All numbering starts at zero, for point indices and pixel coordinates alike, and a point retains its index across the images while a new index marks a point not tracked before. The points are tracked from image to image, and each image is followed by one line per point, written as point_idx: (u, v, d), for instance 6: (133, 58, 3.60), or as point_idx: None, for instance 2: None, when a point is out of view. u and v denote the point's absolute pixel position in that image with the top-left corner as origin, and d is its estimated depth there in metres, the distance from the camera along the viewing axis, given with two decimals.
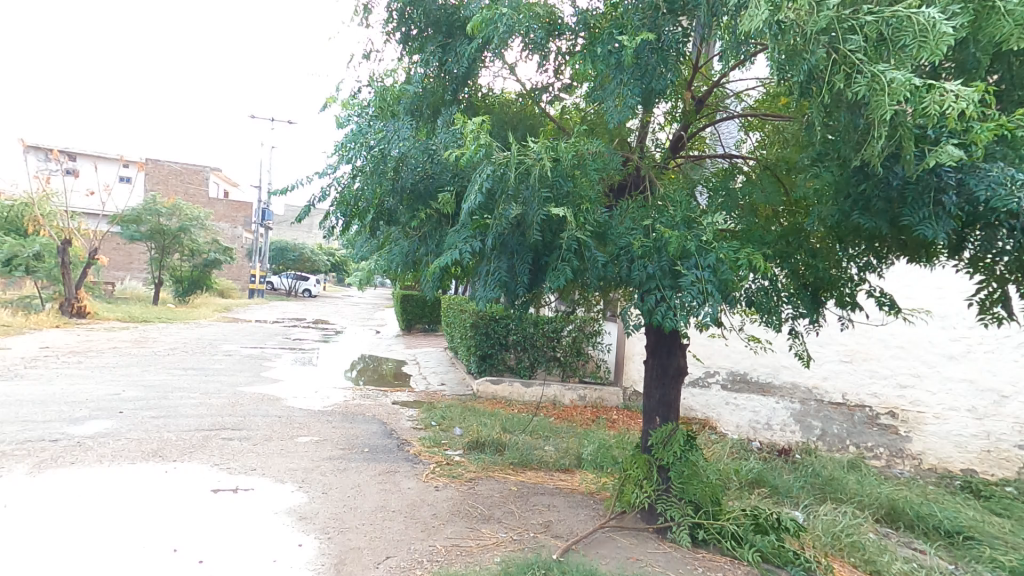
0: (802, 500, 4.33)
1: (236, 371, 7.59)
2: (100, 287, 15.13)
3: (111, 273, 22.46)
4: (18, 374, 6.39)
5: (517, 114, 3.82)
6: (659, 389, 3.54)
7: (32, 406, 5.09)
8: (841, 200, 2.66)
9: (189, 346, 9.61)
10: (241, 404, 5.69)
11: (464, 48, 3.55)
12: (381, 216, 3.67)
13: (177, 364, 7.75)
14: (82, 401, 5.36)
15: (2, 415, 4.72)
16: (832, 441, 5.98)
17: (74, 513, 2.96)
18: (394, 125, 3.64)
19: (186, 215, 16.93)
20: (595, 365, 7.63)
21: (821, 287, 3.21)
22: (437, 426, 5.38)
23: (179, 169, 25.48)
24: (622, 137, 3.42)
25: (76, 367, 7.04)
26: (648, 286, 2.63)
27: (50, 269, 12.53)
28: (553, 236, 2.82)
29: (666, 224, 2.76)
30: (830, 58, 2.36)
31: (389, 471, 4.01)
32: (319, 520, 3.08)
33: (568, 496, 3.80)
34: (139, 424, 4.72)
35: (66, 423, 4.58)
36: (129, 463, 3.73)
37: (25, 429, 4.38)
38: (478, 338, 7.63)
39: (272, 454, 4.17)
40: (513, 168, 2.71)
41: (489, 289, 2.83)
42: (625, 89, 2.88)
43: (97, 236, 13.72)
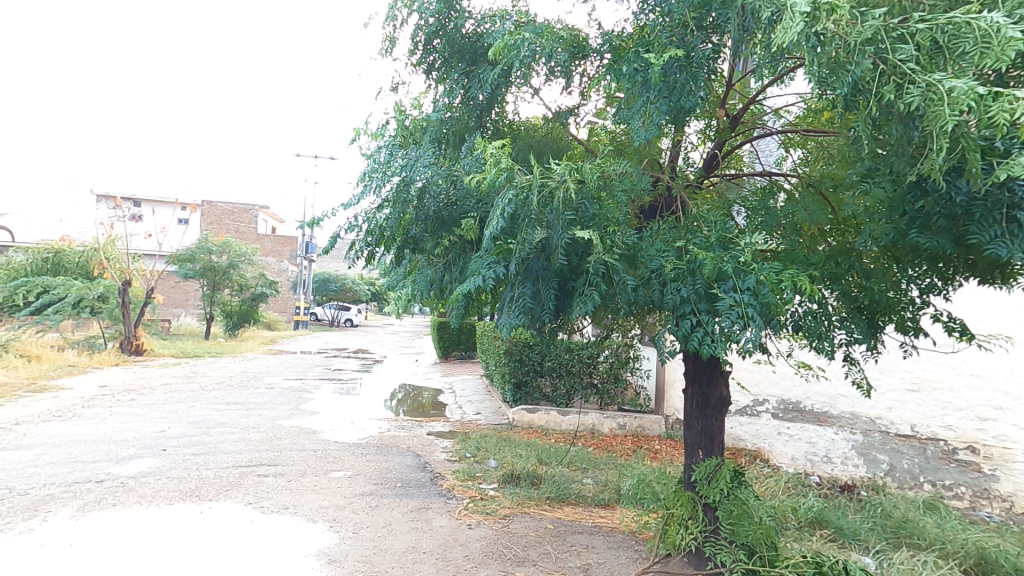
0: (872, 546, 3.96)
1: (276, 404, 7.70)
2: (157, 325, 15.88)
3: (169, 310, 23.63)
4: (75, 414, 6.68)
5: (544, 138, 3.85)
6: (700, 420, 3.34)
7: (84, 445, 5.28)
8: (896, 218, 2.44)
9: (235, 380, 9.88)
10: (279, 439, 5.74)
11: (488, 74, 3.61)
12: (407, 243, 3.72)
13: (222, 399, 7.95)
14: (130, 439, 5.53)
15: (56, 456, 4.90)
16: (903, 478, 5.45)
17: (110, 556, 2.98)
18: (418, 154, 3.66)
19: (235, 252, 17.69)
20: (634, 393, 7.36)
21: (878, 311, 2.97)
22: (472, 457, 5.28)
23: (231, 209, 26.80)
24: (652, 158, 3.32)
25: (129, 405, 7.31)
26: (683, 311, 2.49)
27: (113, 309, 13.16)
28: (579, 260, 2.73)
29: (700, 245, 2.63)
30: (877, 69, 2.21)
31: (422, 508, 3.90)
32: (349, 563, 3.00)
33: (609, 536, 3.59)
34: (179, 462, 4.81)
35: (112, 463, 4.72)
36: (167, 504, 3.77)
37: (75, 469, 4.52)
38: (512, 365, 7.51)
39: (306, 491, 4.14)
40: (536, 192, 2.64)
41: (514, 315, 2.77)
42: (651, 107, 2.81)
43: (155, 276, 14.48)
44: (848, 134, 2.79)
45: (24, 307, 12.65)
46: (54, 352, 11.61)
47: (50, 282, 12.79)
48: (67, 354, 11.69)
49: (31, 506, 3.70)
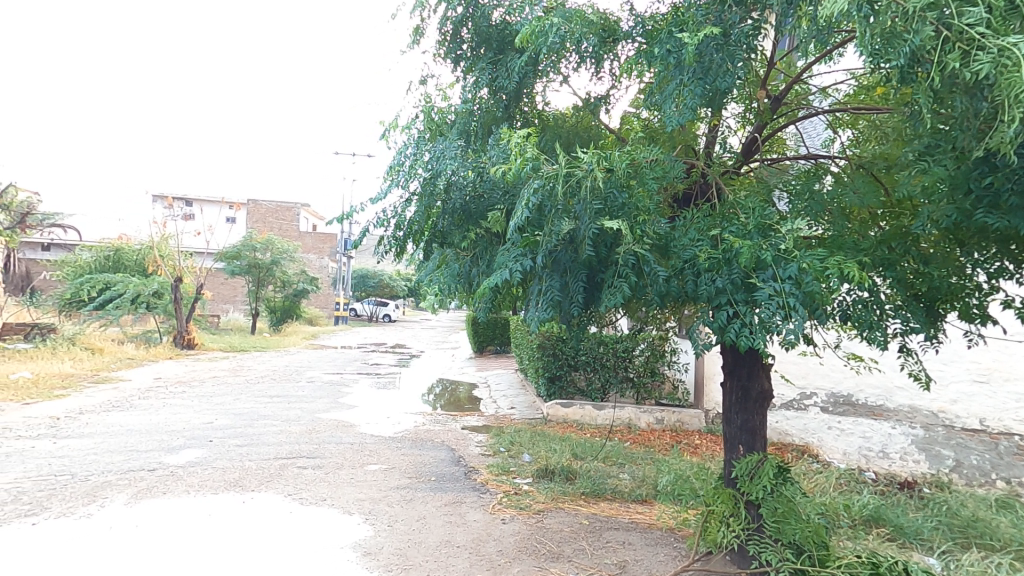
0: (938, 546, 3.73)
1: (316, 397, 7.90)
2: (206, 320, 16.53)
3: (217, 306, 24.59)
4: (131, 405, 7.02)
5: (574, 127, 3.79)
6: (740, 415, 3.21)
7: (137, 436, 5.53)
8: (959, 197, 2.27)
9: (278, 373, 10.19)
10: (318, 431, 5.88)
11: (515, 62, 3.55)
12: (435, 237, 3.74)
13: (266, 392, 8.21)
14: (179, 430, 5.76)
15: (111, 445, 5.16)
16: (971, 475, 5.14)
17: (160, 543, 3.11)
18: (445, 147, 3.64)
19: (278, 248, 18.23)
20: (671, 386, 7.30)
21: (938, 299, 2.77)
22: (506, 451, 5.27)
23: (274, 207, 27.62)
24: (687, 143, 3.20)
25: (179, 397, 7.64)
26: (719, 302, 2.39)
27: (166, 305, 13.76)
28: (608, 251, 2.66)
29: (737, 233, 2.51)
30: (938, 37, 2.03)
31: (456, 502, 3.92)
32: (383, 556, 3.03)
33: (646, 532, 3.52)
34: (224, 453, 4.99)
35: (163, 453, 4.93)
36: (212, 494, 3.91)
37: (129, 458, 4.75)
38: (546, 359, 7.44)
39: (343, 483, 4.22)
40: (562, 181, 2.59)
41: (542, 308, 2.74)
42: (685, 90, 2.68)
43: (203, 273, 15.06)
44: (905, 110, 2.61)
45: (88, 303, 13.39)
46: (114, 345, 12.25)
47: (110, 279, 13.48)
48: (125, 347, 12.31)
49: (89, 492, 3.91)
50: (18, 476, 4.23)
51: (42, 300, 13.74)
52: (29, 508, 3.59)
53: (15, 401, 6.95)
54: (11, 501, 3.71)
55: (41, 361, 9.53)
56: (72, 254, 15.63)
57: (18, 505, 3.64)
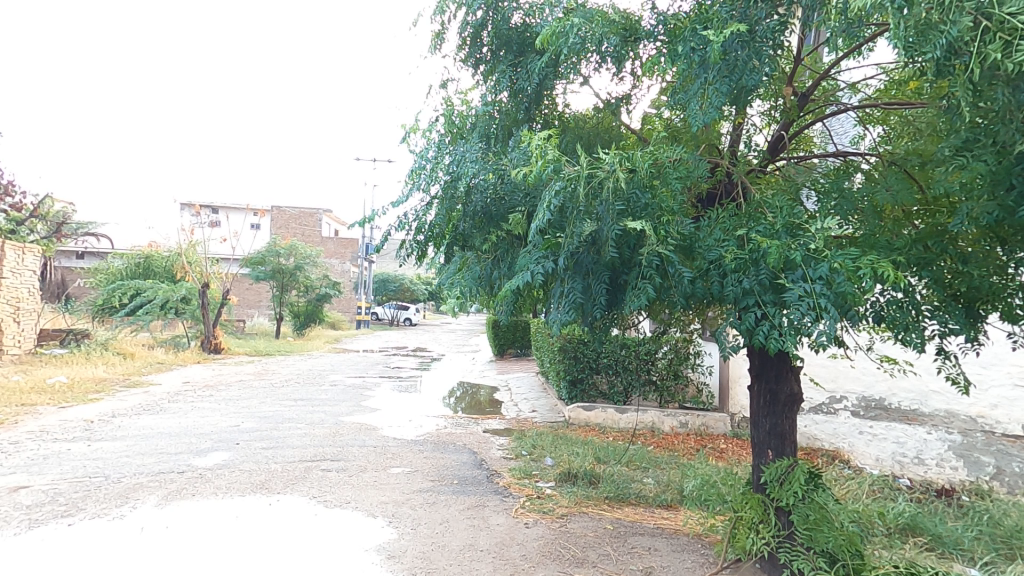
0: (979, 557, 3.60)
1: (340, 401, 7.98)
2: (232, 325, 16.87)
3: (243, 310, 25.07)
4: (161, 408, 7.19)
5: (595, 129, 3.76)
6: (769, 419, 3.14)
7: (167, 438, 5.66)
8: (1000, 193, 2.19)
9: (303, 376, 10.34)
10: (342, 434, 5.93)
11: (536, 64, 3.54)
12: (456, 241, 3.76)
13: (291, 395, 8.33)
14: (208, 433, 5.88)
15: (142, 447, 5.29)
16: (1014, 483, 4.83)
17: (189, 544, 3.16)
18: (465, 150, 3.65)
19: (301, 254, 18.52)
20: (695, 390, 7.18)
21: (977, 298, 2.68)
22: (528, 455, 5.25)
23: (298, 213, 28.08)
24: (711, 142, 3.15)
25: (207, 400, 7.80)
26: (746, 303, 2.34)
27: (194, 311, 14.01)
28: (632, 253, 2.63)
29: (765, 233, 2.46)
30: (977, 27, 1.96)
31: (479, 505, 3.91)
32: (407, 559, 3.03)
33: (672, 538, 3.46)
34: (251, 455, 5.07)
35: (192, 455, 5.03)
36: (239, 496, 3.97)
37: (159, 460, 4.86)
38: (567, 363, 7.40)
39: (367, 486, 4.25)
40: (584, 183, 2.57)
41: (565, 311, 2.71)
42: (710, 88, 2.64)
43: (229, 278, 15.37)
44: (940, 103, 2.53)
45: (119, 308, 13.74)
46: (145, 350, 12.56)
47: (141, 285, 13.82)
48: (155, 352, 12.61)
49: (121, 493, 4.00)
50: (54, 477, 4.35)
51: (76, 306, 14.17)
52: (64, 509, 3.69)
53: (52, 404, 7.18)
54: (48, 501, 3.82)
55: (76, 365, 9.83)
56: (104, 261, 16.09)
57: (54, 506, 3.74)
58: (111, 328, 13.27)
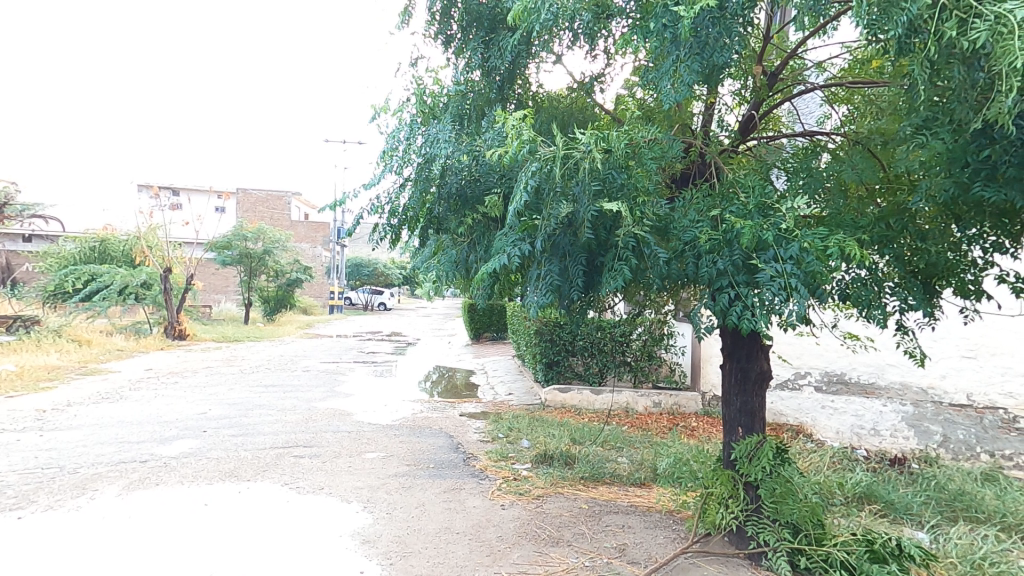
0: (927, 520, 3.79)
1: (313, 386, 7.88)
2: (198, 311, 16.42)
3: (209, 296, 24.43)
4: (122, 396, 6.98)
5: (568, 108, 3.73)
6: (739, 397, 3.21)
7: (130, 427, 5.49)
8: (956, 171, 2.25)
9: (274, 363, 10.17)
10: (315, 420, 5.85)
11: (508, 41, 3.47)
12: (431, 224, 3.69)
13: (260, 382, 8.16)
14: (173, 421, 5.72)
15: (103, 437, 5.12)
16: (957, 449, 5.20)
17: (153, 535, 3.09)
18: (438, 130, 3.58)
19: (269, 238, 18.09)
20: (668, 369, 7.31)
21: (934, 275, 2.77)
22: (504, 438, 5.28)
23: (265, 196, 27.33)
24: (683, 122, 3.17)
25: (172, 388, 7.59)
26: (720, 284, 2.36)
27: (155, 296, 13.61)
28: (608, 234, 2.63)
29: (737, 213, 2.48)
30: (936, 5, 2.00)
31: (455, 488, 3.93)
32: (382, 544, 3.02)
33: (645, 515, 3.53)
34: (219, 443, 4.97)
35: (156, 444, 4.90)
36: (208, 484, 3.90)
37: (121, 449, 4.72)
38: (543, 345, 7.43)
39: (341, 472, 4.21)
40: (560, 163, 2.55)
41: (542, 294, 2.69)
42: (681, 66, 2.63)
43: (194, 263, 14.92)
44: (901, 83, 2.57)
45: (73, 294, 13.23)
46: (102, 337, 12.16)
47: (97, 270, 13.33)
48: (114, 339, 12.20)
49: (79, 484, 3.88)
50: (5, 469, 4.20)
51: (27, 292, 13.57)
52: (16, 501, 3.56)
53: (2, 393, 6.93)
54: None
55: (27, 353, 9.44)
56: (56, 245, 15.39)
57: (5, 499, 3.61)
58: (68, 315, 12.79)
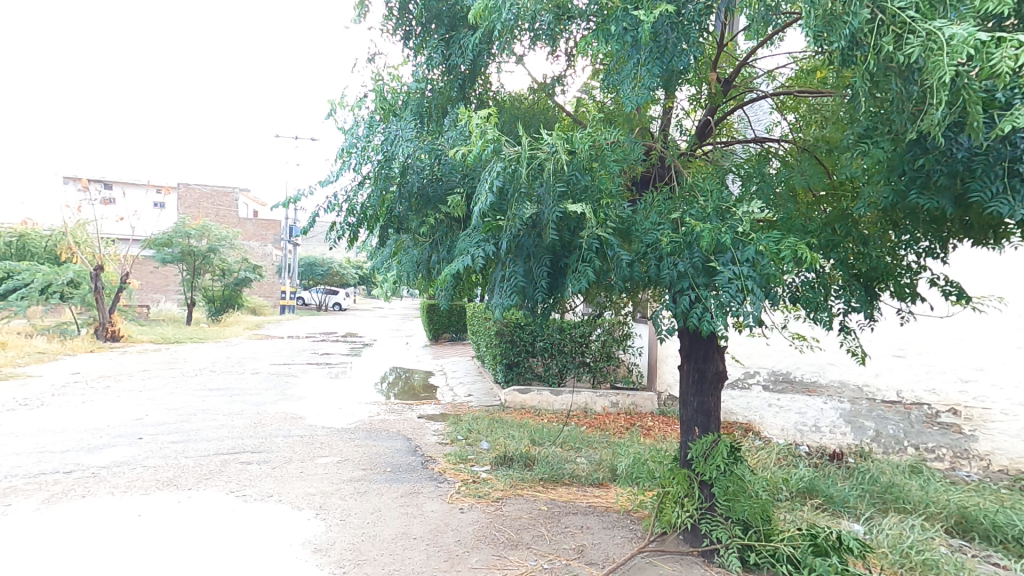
0: (862, 513, 3.98)
1: (261, 389, 7.60)
2: (134, 311, 15.55)
3: (149, 296, 23.27)
4: (43, 403, 6.52)
5: (529, 109, 3.72)
6: (696, 397, 3.28)
7: (54, 436, 5.13)
8: (894, 179, 2.36)
9: (219, 365, 9.77)
10: (264, 425, 5.63)
11: (468, 40, 3.44)
12: (392, 222, 3.62)
13: (204, 385, 7.80)
14: (103, 429, 5.39)
15: (22, 447, 4.76)
16: (888, 443, 5.51)
17: (79, 551, 2.88)
18: (399, 128, 3.52)
19: (215, 236, 17.37)
20: (626, 369, 7.41)
21: (876, 278, 2.91)
22: (463, 439, 5.23)
23: (210, 192, 26.22)
24: (643, 125, 3.22)
25: (105, 393, 7.16)
26: (680, 286, 2.40)
27: (84, 295, 12.83)
28: (572, 236, 2.63)
29: (696, 216, 2.53)
30: (875, 21, 2.11)
31: (412, 492, 3.85)
32: (335, 552, 2.93)
33: (603, 516, 3.56)
34: (157, 450, 4.71)
35: (83, 453, 4.60)
36: (144, 494, 3.68)
37: (44, 460, 4.41)
38: (503, 346, 7.42)
39: (291, 478, 4.06)
40: (524, 164, 2.55)
41: (506, 295, 2.67)
42: (641, 70, 2.66)
43: (129, 261, 14.19)
44: (844, 93, 2.69)
45: None
46: (21, 339, 11.37)
47: (14, 267, 12.43)
48: (35, 341, 11.37)
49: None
50: None
51: None
52: None
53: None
54: None
55: None
56: None
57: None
58: None
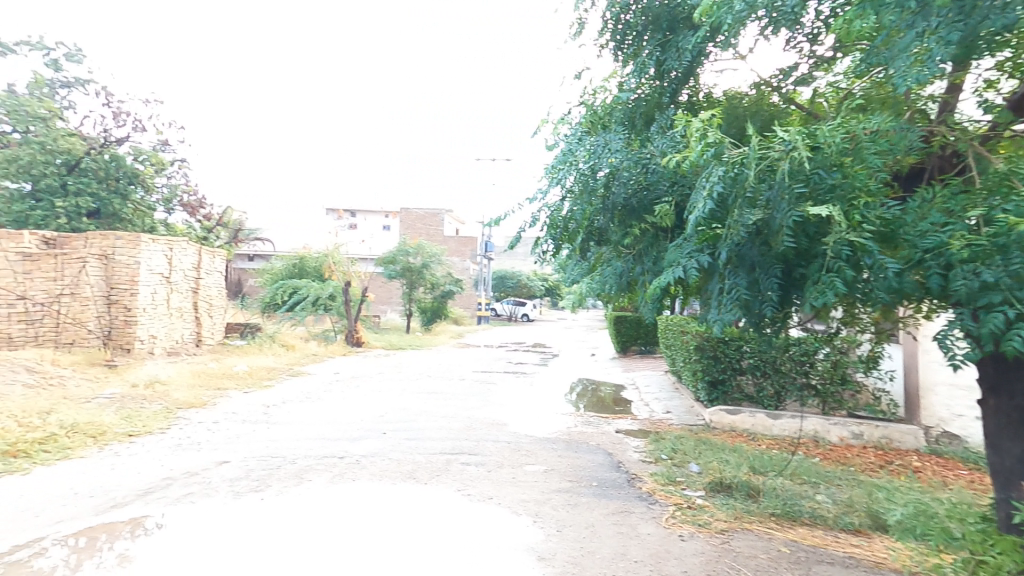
0: None
1: (467, 394, 8.24)
2: (371, 319, 18.13)
3: (376, 306, 27.14)
4: (319, 396, 7.93)
5: (750, 107, 3.52)
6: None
7: (326, 425, 6.14)
8: None
9: (434, 370, 10.87)
10: (474, 429, 6.04)
11: (688, 41, 3.35)
12: (588, 235, 3.69)
13: (423, 387, 8.73)
14: (357, 422, 6.30)
15: (309, 432, 5.80)
16: None
17: (349, 526, 3.39)
18: (605, 139, 3.60)
19: (427, 253, 19.48)
20: (871, 396, 6.49)
21: None
22: (669, 459, 4.97)
23: (423, 214, 29.59)
24: (911, 111, 3.03)
25: (356, 390, 8.46)
26: (990, 300, 2.27)
27: (338, 307, 15.45)
28: (809, 241, 2.38)
29: (1010, 214, 2.38)
30: None
31: (624, 511, 3.77)
32: (558, 563, 2.98)
33: (871, 570, 3.04)
34: (395, 445, 5.32)
35: (349, 442, 5.42)
36: (392, 482, 4.21)
37: (322, 445, 5.29)
38: (705, 363, 6.97)
39: (505, 482, 4.29)
40: (754, 166, 2.34)
41: (727, 311, 2.50)
42: (934, 37, 2.66)
43: (367, 276, 16.67)
44: None
45: (281, 306, 15.71)
46: (302, 342, 14.12)
47: (297, 284, 15.51)
48: (310, 344, 14.02)
49: (297, 473, 4.41)
50: (243, 456, 4.92)
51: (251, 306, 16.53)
52: (256, 484, 4.16)
53: (238, 388, 8.43)
54: (243, 476, 4.36)
55: (253, 354, 11.47)
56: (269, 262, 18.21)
57: (248, 481, 4.27)
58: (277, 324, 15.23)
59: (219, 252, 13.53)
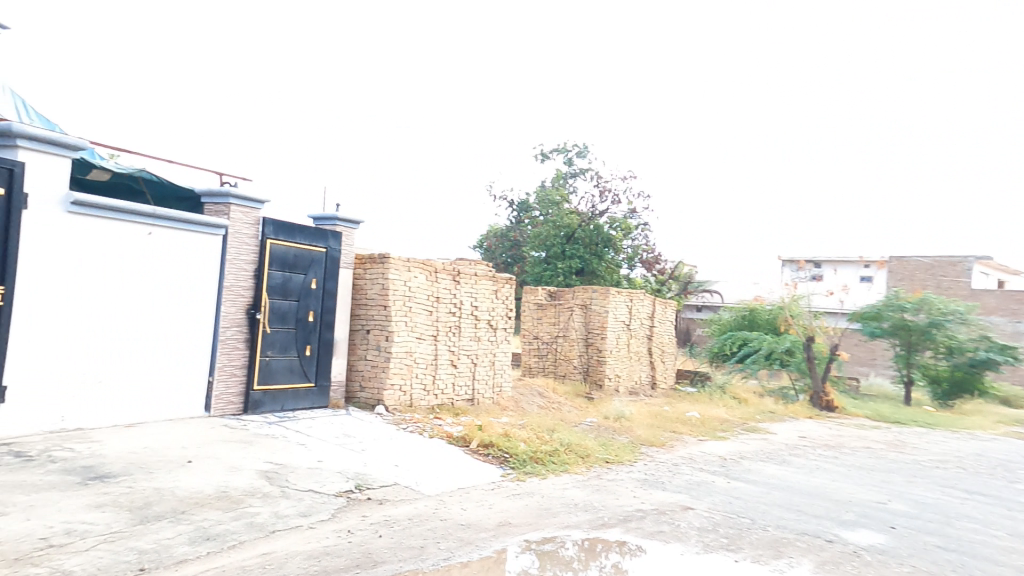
0: None
1: (848, 494, 11.13)
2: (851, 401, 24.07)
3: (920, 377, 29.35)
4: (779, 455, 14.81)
5: None
6: None
7: (819, 502, 10.55)
8: None
9: (886, 446, 16.99)
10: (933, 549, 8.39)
11: None
12: None
13: (846, 484, 12.07)
14: (847, 502, 10.57)
15: (824, 510, 10.06)
16: None
17: None
18: None
19: None
20: None
21: None
22: None
23: None
24: None
25: (831, 464, 14.01)
26: None
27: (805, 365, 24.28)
28: None
29: None
30: None
31: None
32: None
33: None
34: (907, 541, 8.64)
35: (846, 525, 9.19)
36: None
37: (822, 522, 9.24)
38: None
39: None
40: None
41: None
42: None
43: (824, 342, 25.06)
44: None
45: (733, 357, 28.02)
46: (757, 398, 23.74)
47: (749, 336, 27.58)
48: (773, 403, 23.10)
49: (776, 546, 8.07)
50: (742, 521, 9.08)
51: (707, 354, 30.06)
52: (736, 547, 7.97)
53: (697, 435, 16.78)
54: (725, 534, 8.47)
55: (714, 406, 21.10)
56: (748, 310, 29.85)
57: (723, 538, 8.33)
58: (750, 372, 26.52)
59: (641, 293, 24.73)
